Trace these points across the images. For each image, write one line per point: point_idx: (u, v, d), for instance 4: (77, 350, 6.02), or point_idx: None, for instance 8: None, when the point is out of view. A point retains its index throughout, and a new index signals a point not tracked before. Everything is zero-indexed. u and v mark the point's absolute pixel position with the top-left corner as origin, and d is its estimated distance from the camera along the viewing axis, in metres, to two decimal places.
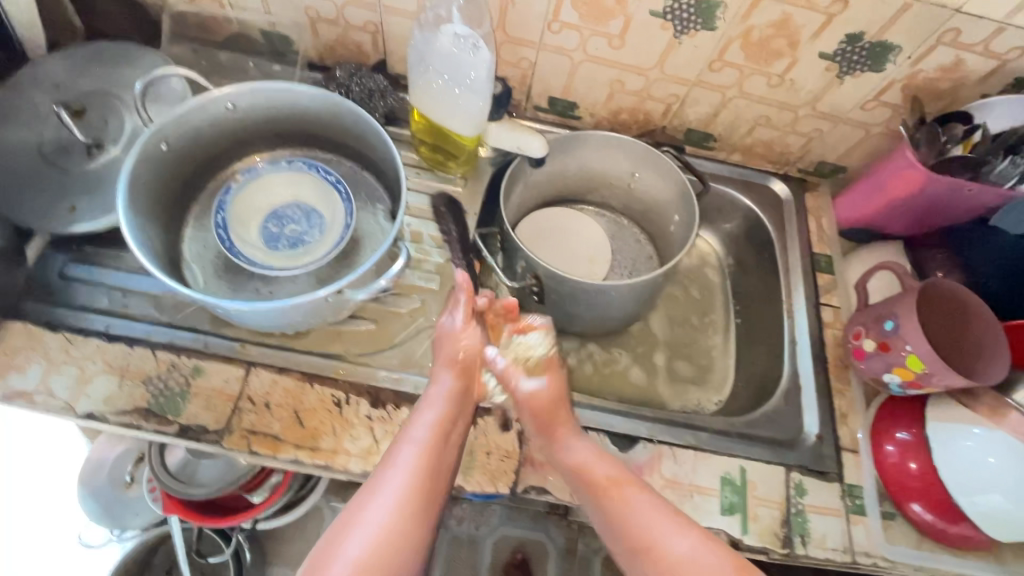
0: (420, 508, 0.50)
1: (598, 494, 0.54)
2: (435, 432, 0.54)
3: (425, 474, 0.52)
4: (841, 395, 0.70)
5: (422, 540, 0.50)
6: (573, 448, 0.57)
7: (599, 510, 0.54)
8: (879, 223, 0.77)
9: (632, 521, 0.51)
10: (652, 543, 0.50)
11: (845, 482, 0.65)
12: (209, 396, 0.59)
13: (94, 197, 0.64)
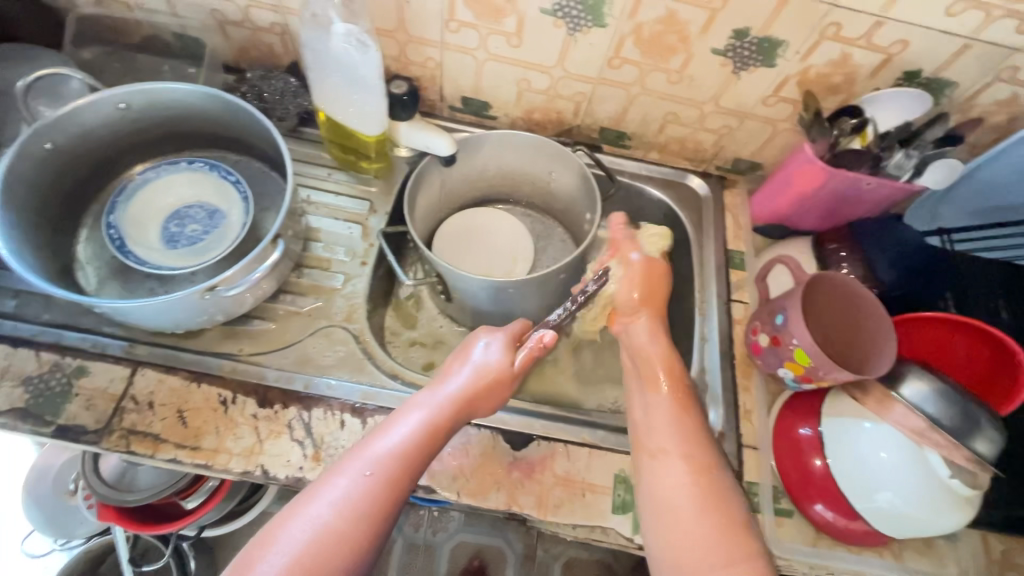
0: (398, 477, 0.49)
1: (649, 379, 0.59)
2: (432, 429, 0.53)
3: (414, 446, 0.51)
4: (747, 391, 0.70)
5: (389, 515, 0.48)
6: (642, 333, 0.63)
7: (644, 399, 0.58)
8: (792, 218, 0.77)
9: (661, 420, 0.55)
10: (666, 447, 0.53)
11: (743, 479, 0.64)
12: (91, 396, 0.59)
13: None
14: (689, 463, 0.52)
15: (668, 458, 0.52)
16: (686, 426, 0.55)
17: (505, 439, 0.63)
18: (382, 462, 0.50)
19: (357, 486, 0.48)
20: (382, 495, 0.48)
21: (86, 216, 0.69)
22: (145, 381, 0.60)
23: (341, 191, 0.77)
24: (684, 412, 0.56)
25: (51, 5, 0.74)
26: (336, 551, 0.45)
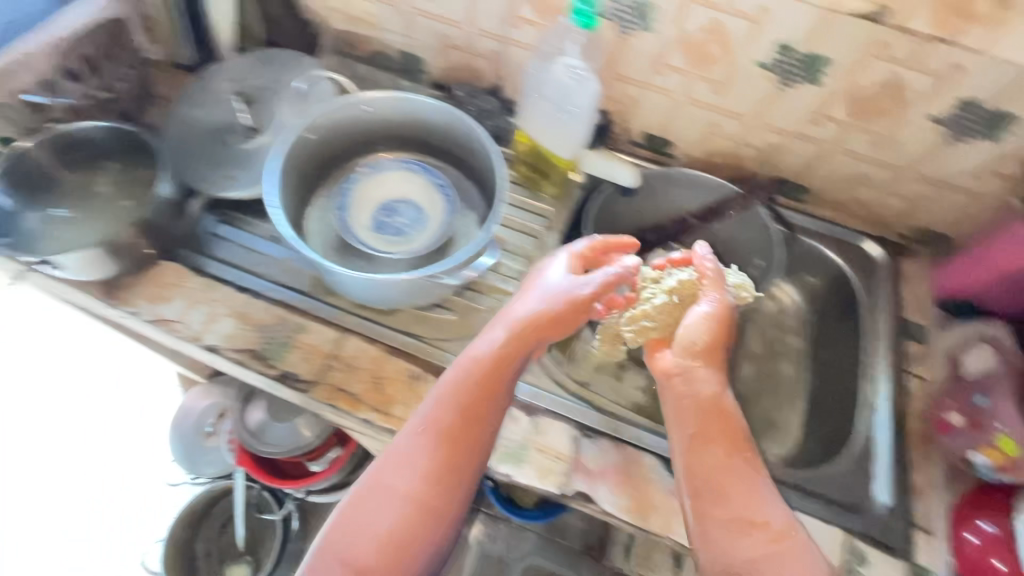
0: (459, 445, 0.55)
1: (698, 444, 0.55)
2: (480, 410, 0.55)
3: (450, 413, 0.55)
4: (919, 469, 0.66)
5: (471, 474, 0.55)
6: (703, 382, 0.58)
7: (697, 458, 0.55)
8: (984, 300, 0.73)
9: (732, 483, 0.53)
10: (726, 497, 0.53)
11: (914, 561, 0.60)
12: (307, 350, 0.67)
13: (248, 171, 0.77)
14: (768, 532, 0.52)
15: (757, 529, 0.52)
16: (760, 493, 0.54)
17: (665, 466, 0.64)
18: (426, 456, 0.55)
19: (409, 478, 0.54)
20: (433, 489, 0.54)
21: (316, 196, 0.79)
22: (350, 346, 0.68)
23: (518, 206, 0.81)
24: (757, 487, 0.54)
25: (309, 19, 0.88)
26: (427, 513, 0.54)
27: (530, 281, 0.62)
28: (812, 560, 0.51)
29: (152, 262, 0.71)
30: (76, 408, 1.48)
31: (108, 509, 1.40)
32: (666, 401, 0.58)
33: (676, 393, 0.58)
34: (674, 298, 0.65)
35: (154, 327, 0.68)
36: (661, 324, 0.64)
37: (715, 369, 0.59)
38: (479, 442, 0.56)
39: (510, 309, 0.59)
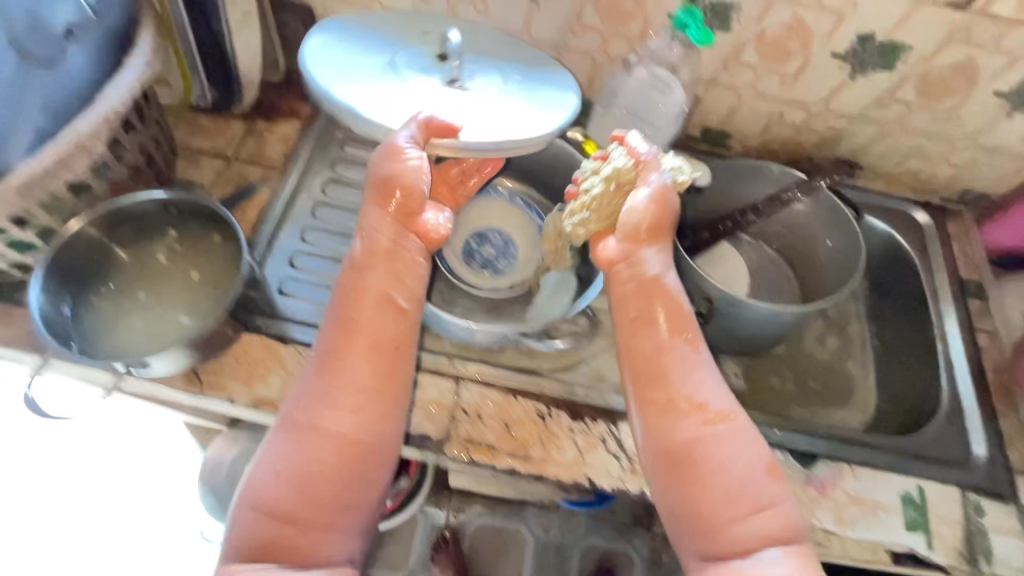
0: (298, 442, 0.55)
1: (647, 329, 0.58)
2: (376, 409, 0.56)
3: (311, 419, 0.55)
4: (1006, 418, 0.72)
5: (318, 489, 0.53)
6: (665, 269, 0.61)
7: (633, 339, 0.58)
8: None
9: (679, 379, 0.57)
10: (692, 398, 0.56)
11: (1020, 502, 0.67)
12: (428, 407, 0.64)
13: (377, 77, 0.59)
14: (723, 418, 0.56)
15: (694, 412, 0.56)
16: (714, 386, 0.57)
17: (793, 457, 0.67)
18: (313, 447, 0.54)
19: (311, 458, 0.54)
20: (305, 470, 0.54)
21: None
22: (469, 394, 0.66)
23: None
24: (697, 367, 0.58)
25: None
26: (286, 517, 0.53)
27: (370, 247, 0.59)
28: (745, 454, 0.55)
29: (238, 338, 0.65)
30: (86, 484, 1.35)
31: None
32: (632, 280, 0.60)
33: (641, 270, 0.60)
34: (612, 186, 0.64)
35: (255, 409, 0.63)
36: (600, 210, 0.64)
37: (657, 250, 0.61)
38: (313, 433, 0.55)
39: (371, 327, 0.57)
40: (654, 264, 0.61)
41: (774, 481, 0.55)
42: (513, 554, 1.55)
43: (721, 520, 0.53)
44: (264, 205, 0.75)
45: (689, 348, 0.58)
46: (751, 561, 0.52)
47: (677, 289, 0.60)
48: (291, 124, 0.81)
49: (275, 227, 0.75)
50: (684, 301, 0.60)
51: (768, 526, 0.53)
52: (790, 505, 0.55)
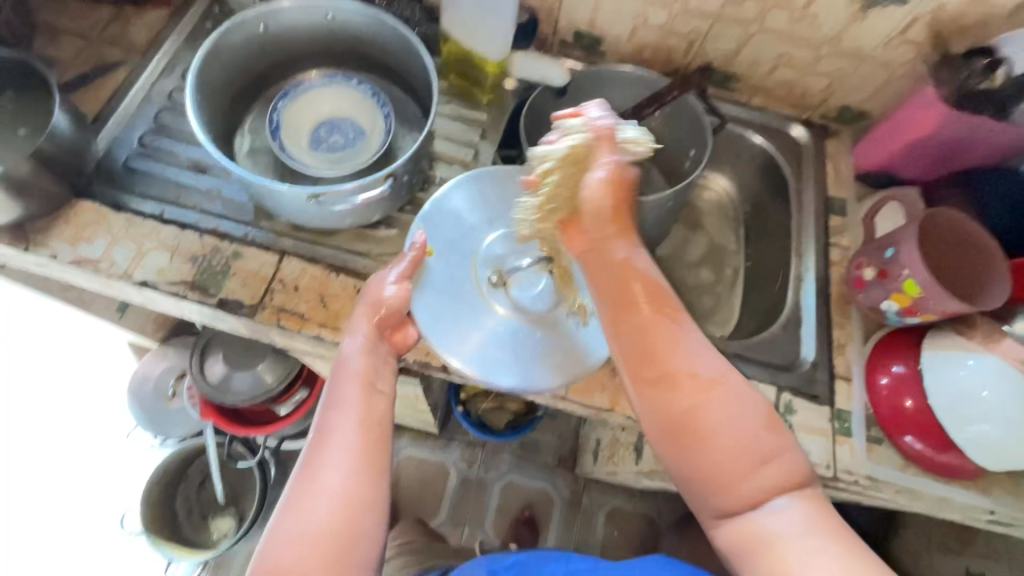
0: (294, 529, 0.49)
1: (621, 310, 0.49)
2: (364, 459, 0.53)
3: (305, 502, 0.50)
4: (841, 328, 0.71)
5: (329, 574, 0.48)
6: (623, 247, 0.51)
7: (621, 348, 0.49)
8: (897, 166, 0.77)
9: (671, 405, 0.46)
10: (691, 409, 0.46)
11: (834, 406, 0.66)
12: (246, 276, 0.66)
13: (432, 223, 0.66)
14: (689, 393, 0.47)
15: (675, 384, 0.47)
16: (680, 354, 0.47)
17: None
18: (308, 535, 0.49)
19: (303, 563, 0.48)
20: (303, 556, 0.48)
21: (265, 95, 0.77)
22: (289, 267, 0.67)
23: (448, 114, 0.81)
24: (665, 339, 0.48)
25: None
26: None
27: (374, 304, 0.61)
28: (730, 423, 0.46)
29: (68, 202, 0.67)
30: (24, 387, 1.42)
31: (77, 485, 1.37)
32: (584, 238, 0.53)
33: (605, 253, 0.52)
34: (568, 165, 0.53)
35: (77, 268, 0.65)
36: (563, 202, 0.55)
37: (616, 235, 0.52)
38: (311, 518, 0.50)
39: (362, 398, 0.56)
40: (624, 248, 0.52)
41: (773, 430, 0.47)
42: (434, 485, 1.58)
43: (726, 483, 0.45)
44: (118, 85, 0.76)
45: (663, 316, 0.49)
46: (761, 539, 0.44)
47: (638, 254, 0.52)
48: (159, 11, 0.82)
49: (128, 106, 0.76)
50: (646, 258, 0.52)
51: (774, 486, 0.45)
52: (793, 451, 0.47)
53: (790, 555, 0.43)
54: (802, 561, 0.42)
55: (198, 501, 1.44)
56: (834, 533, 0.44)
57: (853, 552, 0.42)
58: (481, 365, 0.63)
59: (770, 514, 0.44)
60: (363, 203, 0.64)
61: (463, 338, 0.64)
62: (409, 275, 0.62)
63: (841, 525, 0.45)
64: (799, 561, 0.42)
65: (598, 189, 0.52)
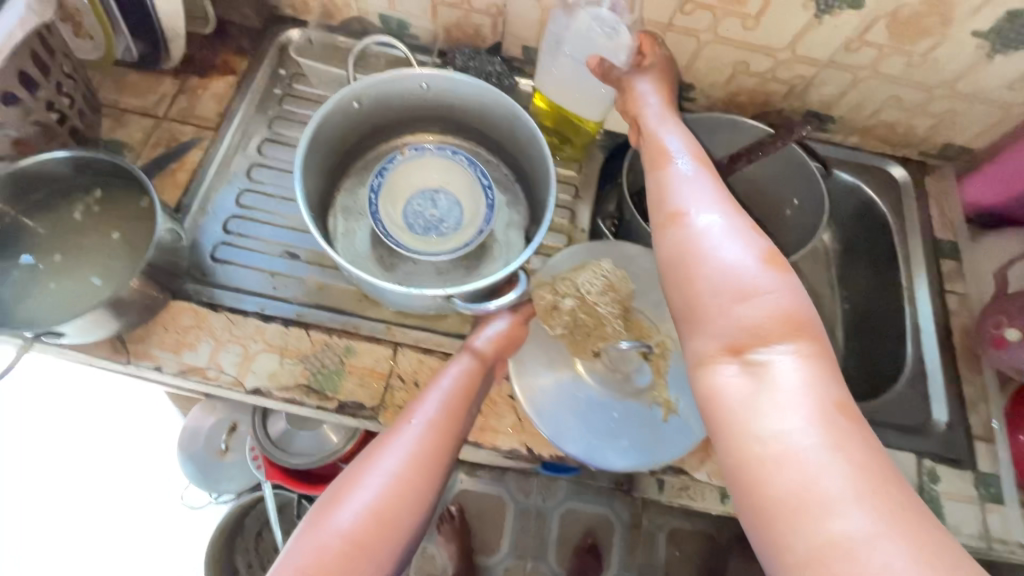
0: (334, 496, 0.52)
1: (653, 168, 0.54)
2: (419, 457, 0.54)
3: (354, 473, 0.53)
4: (970, 383, 0.69)
5: (346, 548, 0.48)
6: (670, 137, 0.57)
7: (650, 179, 0.53)
8: (1008, 208, 0.75)
9: (671, 249, 0.47)
10: (686, 241, 0.46)
11: (978, 470, 0.64)
12: (363, 374, 0.62)
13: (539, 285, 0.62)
14: (684, 229, 0.47)
15: (673, 223, 0.48)
16: (679, 196, 0.49)
17: None
18: (340, 504, 0.51)
19: (331, 548, 0.48)
20: (331, 522, 0.50)
21: (352, 167, 0.73)
22: (406, 361, 0.64)
23: None
24: (671, 183, 0.51)
25: None
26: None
27: (468, 348, 0.62)
28: (720, 257, 0.44)
29: (166, 305, 0.63)
30: (67, 453, 1.37)
31: (137, 547, 1.34)
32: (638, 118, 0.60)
33: (649, 111, 0.60)
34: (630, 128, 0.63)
35: (184, 378, 0.61)
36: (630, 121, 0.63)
37: (651, 81, 0.63)
38: (346, 486, 0.52)
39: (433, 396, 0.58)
40: (651, 115, 0.60)
41: (774, 272, 0.43)
42: (493, 517, 1.56)
43: (715, 317, 0.43)
44: (195, 168, 0.71)
45: (671, 168, 0.52)
46: (732, 397, 0.41)
47: (664, 136, 0.57)
48: (225, 80, 0.77)
49: (207, 190, 0.71)
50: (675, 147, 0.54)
51: (761, 324, 0.42)
52: (794, 293, 0.43)
53: (765, 424, 0.38)
54: (790, 439, 0.37)
55: (256, 553, 1.44)
56: (838, 422, 0.37)
57: (885, 486, 0.35)
58: (550, 422, 0.61)
59: (750, 371, 0.41)
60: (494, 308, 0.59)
61: (541, 383, 0.63)
62: (508, 331, 0.63)
63: (849, 401, 0.39)
64: (757, 432, 0.38)
65: (651, 81, 0.64)
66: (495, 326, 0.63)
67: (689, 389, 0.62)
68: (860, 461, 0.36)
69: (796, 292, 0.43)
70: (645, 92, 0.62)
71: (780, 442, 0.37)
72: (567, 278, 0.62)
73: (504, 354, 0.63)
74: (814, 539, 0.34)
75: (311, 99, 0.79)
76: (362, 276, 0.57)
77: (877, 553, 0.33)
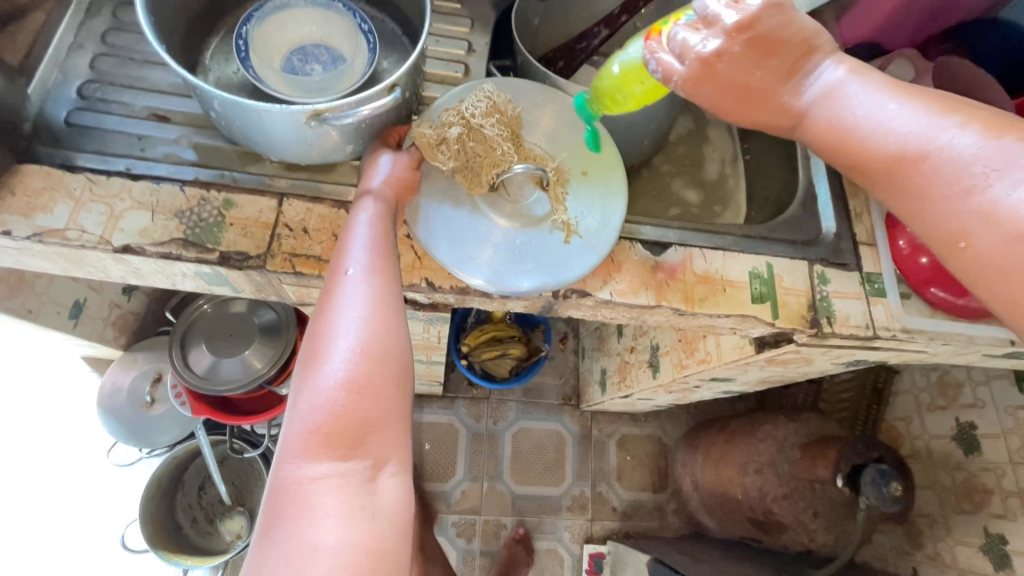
0: (311, 371, 0.49)
1: (882, 189, 0.46)
2: (375, 297, 0.52)
3: (319, 342, 0.50)
4: (855, 197, 0.72)
5: (352, 406, 0.48)
6: (855, 107, 0.46)
7: (912, 209, 0.44)
8: (883, 38, 0.75)
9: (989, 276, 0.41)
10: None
11: (864, 271, 0.68)
12: (246, 225, 0.59)
13: (423, 118, 0.61)
14: (961, 249, 0.42)
15: (956, 254, 0.42)
16: (955, 214, 0.42)
17: (643, 247, 0.65)
18: (321, 375, 0.49)
19: (335, 401, 0.48)
20: (317, 390, 0.48)
21: (222, 26, 0.69)
22: (292, 210, 0.60)
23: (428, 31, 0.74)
24: (934, 196, 0.43)
25: None
26: (327, 441, 0.47)
27: (365, 187, 0.58)
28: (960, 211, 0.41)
29: (12, 168, 0.57)
30: None
31: (67, 508, 1.28)
32: (829, 147, 0.48)
33: (836, 116, 0.47)
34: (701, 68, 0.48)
35: (42, 241, 0.56)
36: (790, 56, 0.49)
37: (780, 83, 0.49)
38: (321, 356, 0.50)
39: (363, 238, 0.55)
40: (856, 105, 0.46)
41: None
42: (445, 445, 1.56)
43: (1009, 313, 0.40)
44: (38, 31, 0.64)
45: (920, 164, 0.43)
46: None
47: (886, 126, 0.45)
48: None
49: (56, 56, 0.65)
50: (904, 144, 0.44)
51: None
52: None
53: None
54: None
55: (201, 507, 1.37)
56: None
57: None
58: (451, 254, 0.61)
59: None
60: (370, 116, 0.55)
61: (436, 218, 0.62)
62: (396, 173, 0.59)
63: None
64: None
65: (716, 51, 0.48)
66: (385, 164, 0.59)
67: (588, 209, 0.63)
68: None
69: None
70: (821, 100, 0.48)
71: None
72: (450, 107, 0.61)
73: (403, 198, 0.60)
74: None
75: None
76: (223, 96, 0.52)
77: None
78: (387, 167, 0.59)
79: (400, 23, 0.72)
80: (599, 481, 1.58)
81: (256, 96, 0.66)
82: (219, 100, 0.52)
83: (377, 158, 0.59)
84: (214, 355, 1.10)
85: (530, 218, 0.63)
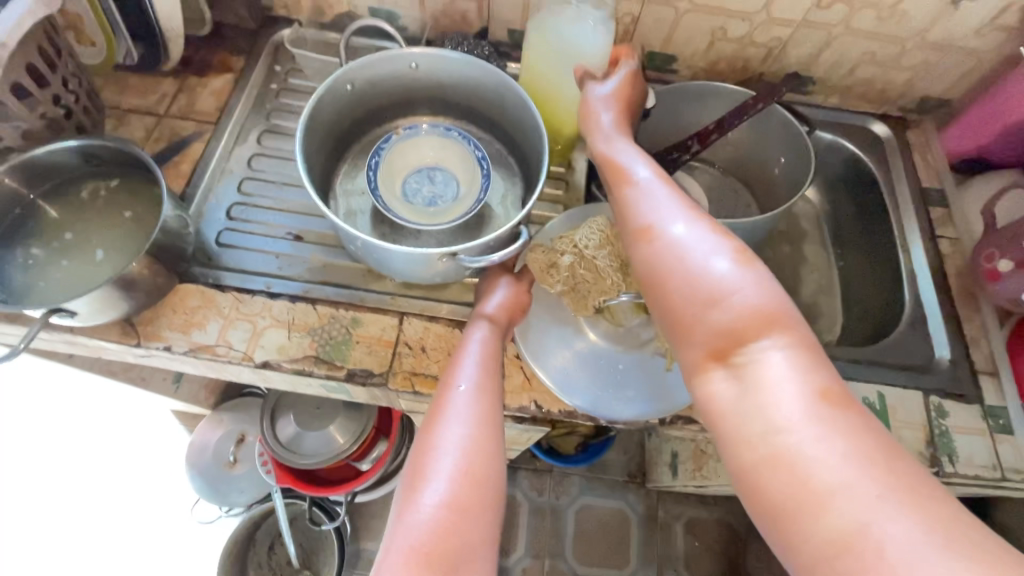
0: (412, 488, 0.49)
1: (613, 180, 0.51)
2: (482, 417, 0.52)
3: (423, 460, 0.50)
4: (970, 321, 0.70)
5: (448, 530, 0.46)
6: (613, 141, 0.55)
7: (620, 195, 0.49)
8: (994, 151, 0.75)
9: (666, 259, 0.43)
10: (685, 263, 0.42)
11: (985, 403, 0.65)
12: (370, 343, 0.64)
13: (534, 248, 0.65)
14: (654, 241, 0.44)
15: (642, 236, 0.45)
16: (659, 217, 0.45)
17: None
18: (422, 493, 0.48)
19: (434, 523, 0.46)
20: (416, 508, 0.47)
21: (349, 153, 0.76)
22: (412, 329, 0.65)
23: None
24: (643, 194, 0.47)
25: None
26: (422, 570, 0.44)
27: (478, 311, 0.62)
28: (688, 259, 0.42)
29: (174, 288, 0.64)
30: (88, 473, 1.39)
31: (151, 562, 1.35)
32: (632, 220, 0.46)
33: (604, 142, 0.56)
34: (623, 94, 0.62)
35: (194, 356, 0.62)
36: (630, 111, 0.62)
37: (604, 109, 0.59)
38: (423, 474, 0.49)
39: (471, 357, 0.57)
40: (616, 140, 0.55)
41: (745, 269, 0.41)
42: (506, 518, 1.54)
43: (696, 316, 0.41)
44: (198, 159, 0.73)
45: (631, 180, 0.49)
46: (727, 410, 0.39)
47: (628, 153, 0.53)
48: (222, 78, 0.79)
49: (211, 180, 0.73)
50: (680, 237, 0.43)
51: (737, 324, 0.40)
52: (772, 290, 0.41)
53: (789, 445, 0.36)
54: (794, 435, 0.36)
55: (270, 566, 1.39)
56: (828, 413, 0.36)
57: (892, 466, 0.34)
58: (558, 375, 0.63)
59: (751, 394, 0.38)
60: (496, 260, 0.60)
61: (545, 340, 0.64)
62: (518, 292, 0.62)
63: (839, 385, 0.38)
64: (759, 449, 0.37)
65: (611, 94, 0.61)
66: (499, 291, 0.63)
67: None
68: (856, 453, 0.34)
69: (758, 286, 0.41)
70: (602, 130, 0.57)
71: (784, 433, 0.36)
72: (565, 235, 0.64)
73: (514, 319, 0.63)
74: (788, 482, 0.35)
75: (305, 90, 0.81)
76: (365, 238, 0.57)
77: (844, 502, 0.33)
78: (499, 298, 0.62)
79: (508, 144, 0.77)
80: (665, 568, 1.51)
81: (378, 216, 0.72)
82: (362, 241, 0.58)
83: (494, 285, 0.63)
84: (301, 425, 1.15)
85: (639, 343, 0.64)
